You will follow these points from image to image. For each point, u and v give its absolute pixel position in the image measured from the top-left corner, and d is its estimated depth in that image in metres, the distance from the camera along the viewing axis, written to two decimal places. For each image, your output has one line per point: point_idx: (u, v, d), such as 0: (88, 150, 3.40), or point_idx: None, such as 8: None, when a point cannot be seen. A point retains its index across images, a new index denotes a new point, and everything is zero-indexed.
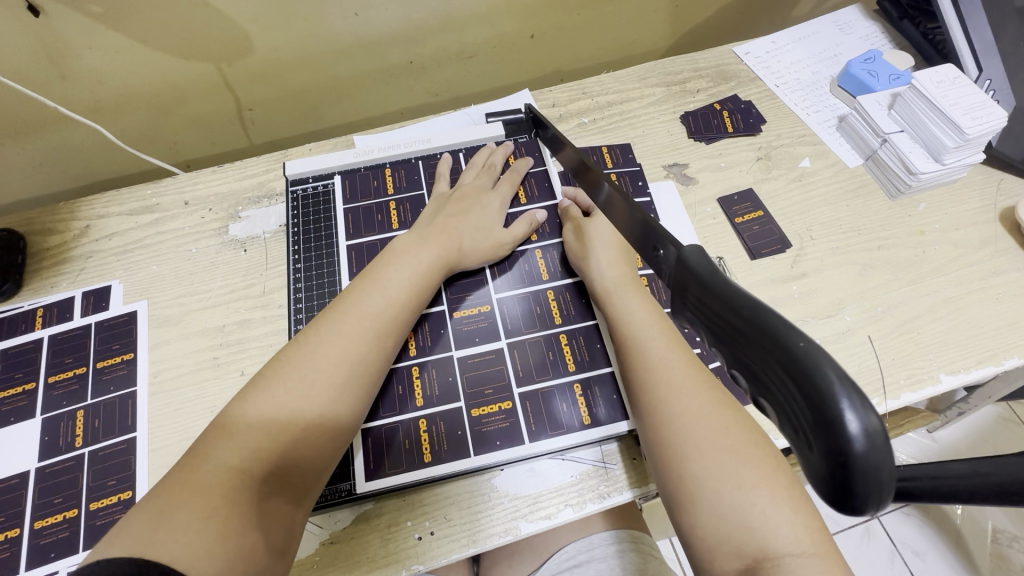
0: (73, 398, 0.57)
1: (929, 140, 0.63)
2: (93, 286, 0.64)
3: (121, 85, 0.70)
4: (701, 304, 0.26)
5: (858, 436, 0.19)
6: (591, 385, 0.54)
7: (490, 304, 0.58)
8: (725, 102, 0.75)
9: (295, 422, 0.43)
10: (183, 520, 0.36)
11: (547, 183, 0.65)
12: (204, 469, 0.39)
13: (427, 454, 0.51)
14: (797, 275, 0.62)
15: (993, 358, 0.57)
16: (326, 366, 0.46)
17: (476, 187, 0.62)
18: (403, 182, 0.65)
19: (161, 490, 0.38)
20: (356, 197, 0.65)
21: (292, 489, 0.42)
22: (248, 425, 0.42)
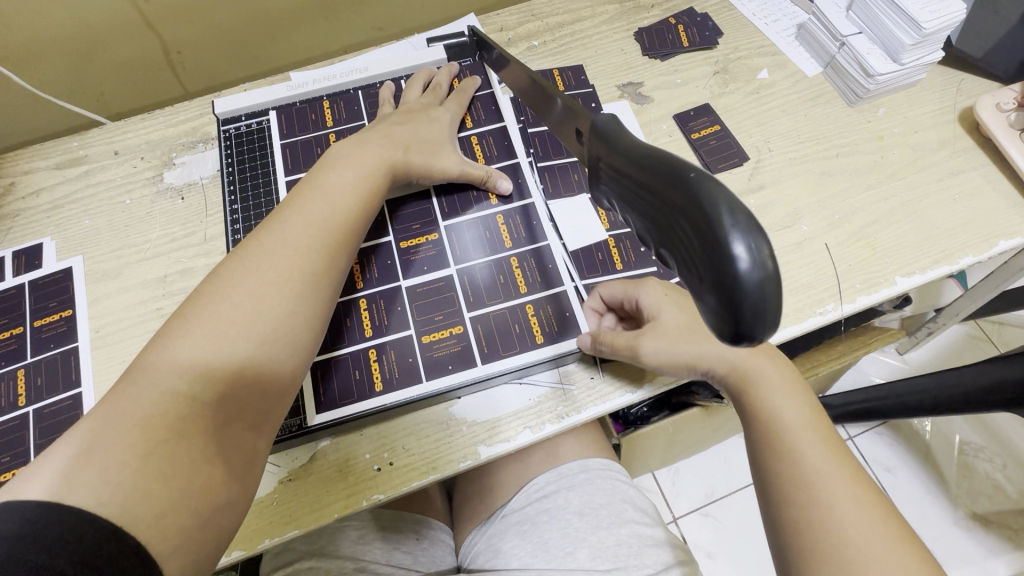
0: (13, 358, 0.54)
1: (887, 39, 0.61)
2: (24, 244, 0.60)
3: (28, 29, 0.64)
4: (615, 178, 0.28)
5: (749, 267, 0.22)
6: (545, 305, 0.53)
7: (438, 232, 0.56)
8: (680, 16, 0.71)
9: (237, 356, 0.40)
10: (116, 460, 0.34)
11: (494, 106, 0.62)
12: (136, 406, 0.36)
13: (378, 383, 0.50)
14: (755, 189, 0.60)
15: (948, 258, 0.56)
16: (265, 296, 0.42)
17: (422, 104, 0.59)
18: (342, 114, 0.62)
19: (90, 427, 0.35)
20: (293, 132, 0.61)
21: (251, 415, 0.41)
22: (192, 344, 0.39)
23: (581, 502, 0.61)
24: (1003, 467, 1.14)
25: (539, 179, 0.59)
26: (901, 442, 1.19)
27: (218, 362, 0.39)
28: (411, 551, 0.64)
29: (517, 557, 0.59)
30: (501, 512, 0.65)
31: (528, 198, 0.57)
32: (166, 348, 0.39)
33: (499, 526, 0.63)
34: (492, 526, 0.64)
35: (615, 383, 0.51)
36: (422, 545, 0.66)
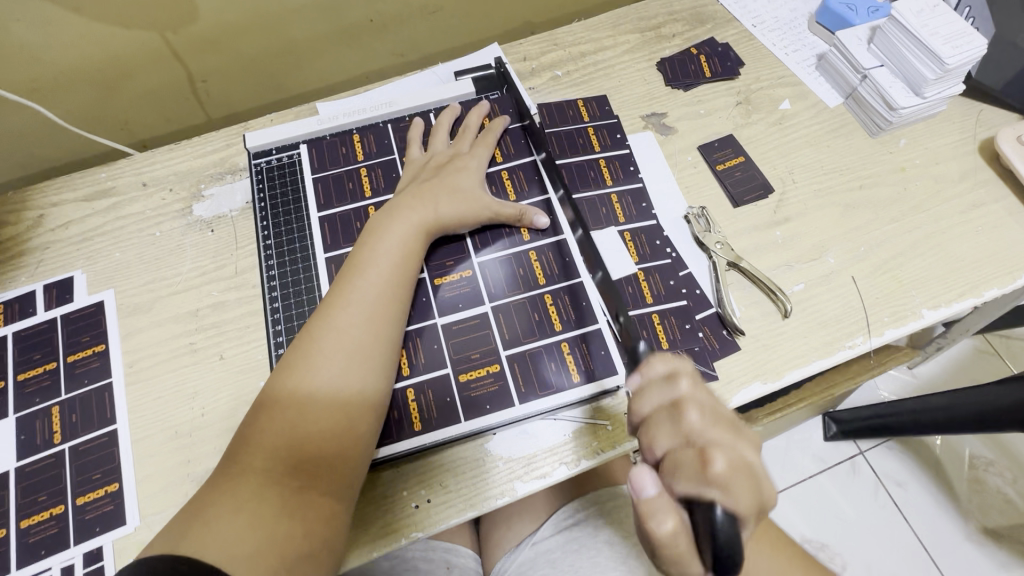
0: (47, 394, 0.55)
1: (909, 73, 0.62)
2: (55, 277, 0.60)
3: (58, 61, 0.65)
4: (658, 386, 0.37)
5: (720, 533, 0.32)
6: (579, 343, 0.53)
7: (471, 267, 0.56)
8: (702, 46, 0.72)
9: (307, 427, 0.44)
10: (218, 516, 0.40)
11: (523, 140, 0.63)
12: (230, 479, 0.42)
13: (417, 423, 0.51)
14: (780, 221, 0.61)
15: (973, 290, 0.57)
16: (326, 370, 0.46)
17: (449, 152, 0.60)
18: (372, 148, 0.63)
19: (203, 496, 0.42)
20: (325, 166, 0.62)
21: (325, 478, 0.43)
22: (269, 420, 0.45)
23: (611, 530, 0.62)
24: (1014, 483, 1.15)
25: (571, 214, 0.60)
26: (912, 456, 1.20)
27: (293, 436, 0.44)
28: None
29: None
30: (531, 540, 0.65)
31: (562, 232, 0.58)
32: (251, 427, 0.45)
33: (529, 554, 0.64)
34: (521, 554, 0.65)
35: None
36: (451, 573, 0.66)
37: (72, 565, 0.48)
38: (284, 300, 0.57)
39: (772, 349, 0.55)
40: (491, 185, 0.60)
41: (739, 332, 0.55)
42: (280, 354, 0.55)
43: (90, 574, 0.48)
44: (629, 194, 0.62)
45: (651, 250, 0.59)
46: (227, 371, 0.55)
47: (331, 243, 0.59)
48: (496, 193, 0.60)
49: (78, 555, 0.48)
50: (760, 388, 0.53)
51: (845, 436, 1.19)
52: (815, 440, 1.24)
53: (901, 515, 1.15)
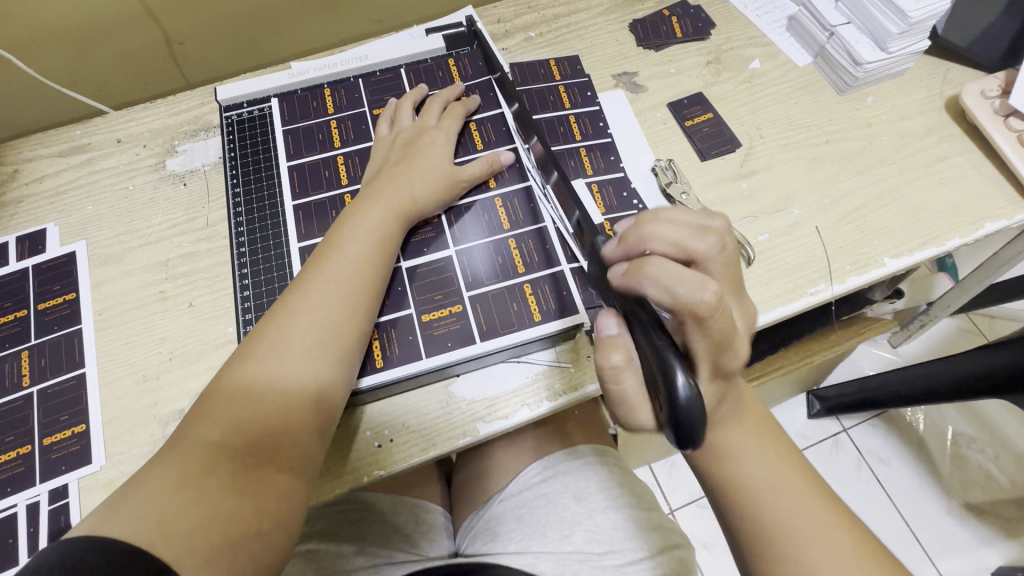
0: (17, 339, 0.55)
1: (875, 29, 0.63)
2: (27, 230, 0.61)
3: (32, 18, 0.65)
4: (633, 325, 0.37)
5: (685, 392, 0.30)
6: (541, 285, 0.54)
7: (438, 214, 0.57)
8: (674, 8, 0.73)
9: (267, 406, 0.43)
10: (158, 491, 0.38)
11: (492, 94, 0.63)
12: (183, 451, 0.40)
13: (379, 359, 0.51)
14: (746, 174, 0.62)
15: (935, 240, 0.58)
16: (293, 350, 0.45)
17: (418, 127, 0.58)
18: (342, 102, 0.63)
19: (144, 472, 0.40)
20: (295, 119, 0.63)
21: (280, 459, 0.42)
22: (227, 399, 0.43)
23: (578, 486, 0.62)
24: (995, 458, 1.16)
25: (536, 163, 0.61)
26: (894, 433, 1.20)
27: (252, 415, 0.42)
28: (409, 536, 0.64)
29: (515, 540, 0.59)
30: (499, 496, 0.65)
31: (528, 180, 0.59)
32: (213, 399, 0.43)
33: (498, 509, 0.64)
34: (490, 509, 0.65)
35: None
36: (420, 529, 0.66)
37: (37, 502, 0.49)
38: (252, 246, 0.57)
39: None
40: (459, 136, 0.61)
41: None
42: (246, 297, 0.56)
43: (55, 510, 0.48)
44: (597, 149, 0.63)
45: (618, 201, 0.60)
46: (196, 318, 0.56)
47: (299, 190, 0.59)
48: (464, 144, 0.61)
49: (43, 493, 0.49)
50: None
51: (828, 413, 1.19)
52: (798, 418, 1.24)
53: (884, 490, 1.15)
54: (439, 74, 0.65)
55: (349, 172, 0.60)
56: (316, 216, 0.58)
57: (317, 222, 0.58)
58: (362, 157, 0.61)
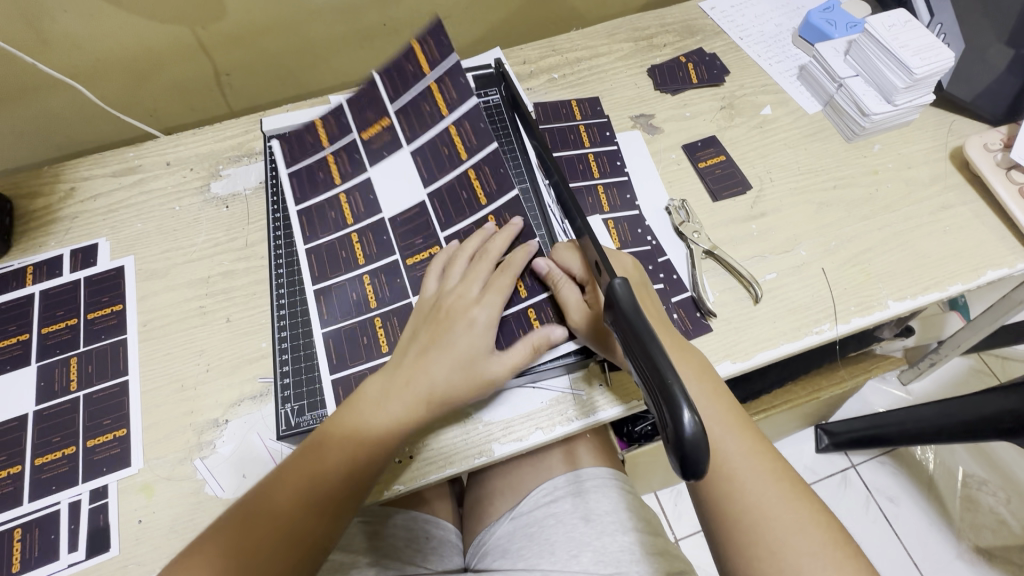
0: (67, 346, 0.59)
1: (882, 82, 0.66)
2: (81, 244, 0.66)
3: (97, 49, 0.71)
4: (631, 347, 0.38)
5: (690, 426, 0.32)
6: (541, 308, 0.56)
7: (438, 244, 0.61)
8: (690, 55, 0.77)
9: (256, 551, 0.44)
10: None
11: (463, 79, 0.61)
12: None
13: None
14: (756, 215, 0.65)
15: (938, 285, 0.60)
16: (298, 512, 0.46)
17: (465, 299, 0.53)
18: (334, 130, 0.66)
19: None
20: (297, 158, 0.66)
21: None
22: (244, 516, 0.46)
23: (586, 507, 0.64)
24: (1007, 502, 1.14)
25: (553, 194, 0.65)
26: (903, 471, 1.20)
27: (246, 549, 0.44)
28: (421, 551, 0.67)
29: (524, 557, 0.61)
30: (509, 515, 0.68)
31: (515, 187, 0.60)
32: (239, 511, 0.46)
33: (507, 528, 0.66)
34: (500, 527, 0.67)
35: (615, 391, 0.55)
36: (432, 544, 0.69)
37: (79, 500, 0.52)
38: (288, 269, 0.61)
39: (742, 331, 0.58)
40: (443, 147, 0.62)
41: (712, 314, 0.58)
42: (280, 314, 0.59)
43: (95, 509, 0.52)
44: (614, 186, 0.66)
45: (633, 237, 0.63)
46: (233, 332, 0.59)
47: (333, 211, 0.63)
48: (449, 155, 0.62)
49: (85, 492, 0.52)
50: (729, 366, 0.56)
51: (837, 448, 1.19)
52: (807, 452, 1.25)
53: (892, 529, 1.15)
54: (409, 69, 0.63)
55: (353, 211, 0.63)
56: (327, 258, 0.61)
57: (329, 264, 0.61)
58: (362, 191, 0.63)
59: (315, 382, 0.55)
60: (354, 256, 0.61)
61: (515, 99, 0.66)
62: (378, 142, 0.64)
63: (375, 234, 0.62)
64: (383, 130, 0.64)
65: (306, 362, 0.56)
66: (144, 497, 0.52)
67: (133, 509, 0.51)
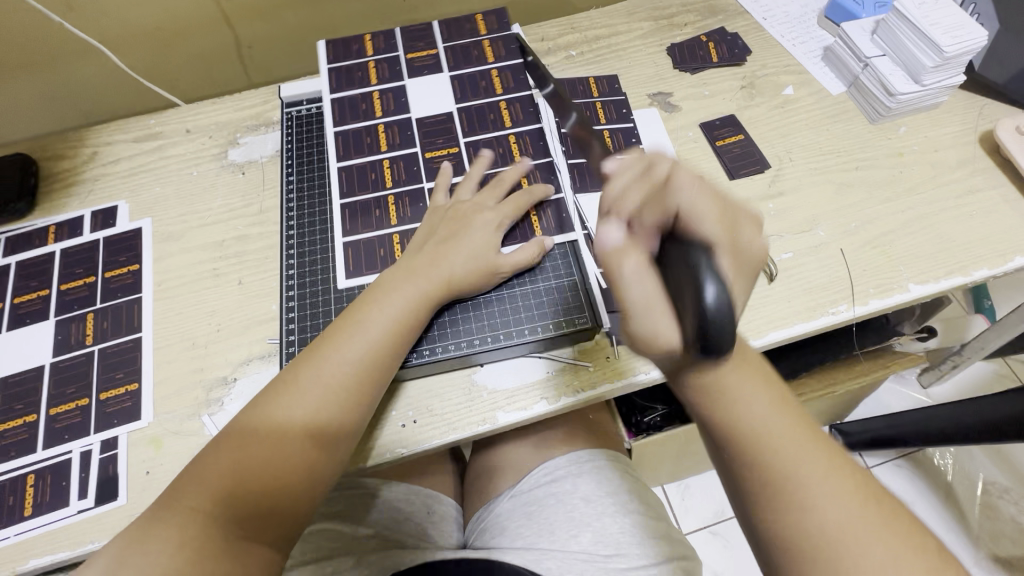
0: (84, 303, 0.61)
1: (909, 61, 0.64)
2: (101, 205, 0.67)
3: (124, 18, 0.72)
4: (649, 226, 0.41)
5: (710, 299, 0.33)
6: (544, 208, 0.60)
7: (457, 146, 0.64)
8: (711, 34, 0.76)
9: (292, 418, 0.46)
10: (205, 476, 0.44)
11: (514, 46, 0.70)
12: (215, 460, 0.44)
13: None
14: (774, 195, 0.63)
15: (962, 270, 0.58)
16: (317, 402, 0.47)
17: (474, 205, 0.58)
18: (381, 46, 0.70)
19: (209, 457, 0.45)
20: (342, 89, 0.68)
21: (273, 478, 0.44)
22: (283, 399, 0.47)
23: (586, 488, 0.63)
24: None
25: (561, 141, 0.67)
26: (920, 477, 1.17)
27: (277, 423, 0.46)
28: (422, 524, 0.67)
29: (522, 536, 0.60)
30: (510, 492, 0.67)
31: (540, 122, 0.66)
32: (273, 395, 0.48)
33: (507, 505, 0.66)
34: (501, 504, 0.66)
35: (626, 365, 0.55)
36: (432, 518, 0.69)
37: (90, 450, 0.53)
38: (301, 229, 0.62)
39: (755, 310, 0.57)
40: (482, 81, 0.68)
41: None
42: (288, 274, 0.60)
43: (105, 459, 0.53)
44: None
45: None
46: (243, 294, 0.60)
47: (344, 153, 0.64)
48: (485, 88, 0.67)
49: (96, 442, 0.53)
50: None
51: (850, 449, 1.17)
52: None
53: None
54: (467, 26, 0.71)
55: (388, 139, 0.65)
56: (353, 141, 0.65)
57: (357, 180, 0.63)
58: (395, 93, 0.67)
59: (328, 263, 0.60)
60: (378, 144, 0.64)
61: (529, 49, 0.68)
62: (421, 63, 0.69)
63: (401, 128, 0.65)
64: (429, 56, 0.69)
65: (319, 255, 0.61)
66: (153, 450, 0.53)
67: (142, 460, 0.52)
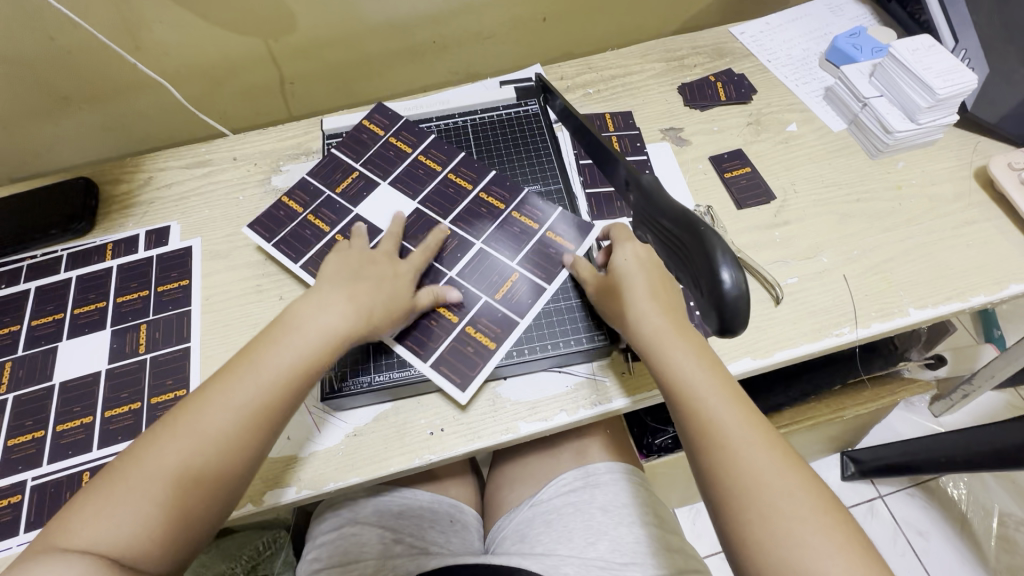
0: (139, 314, 0.66)
1: (905, 101, 0.69)
2: (155, 225, 0.73)
3: (183, 57, 0.80)
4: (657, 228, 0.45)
5: (729, 285, 0.38)
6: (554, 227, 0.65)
7: (448, 229, 0.66)
8: (719, 75, 0.82)
9: (203, 435, 0.46)
10: (145, 476, 0.44)
11: (416, 128, 0.74)
12: (153, 454, 0.45)
13: (489, 343, 0.58)
14: (780, 224, 0.68)
15: (960, 296, 0.61)
16: (207, 432, 0.46)
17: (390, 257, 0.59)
18: (304, 199, 0.70)
19: (151, 448, 0.45)
20: (275, 233, 0.68)
21: (187, 504, 0.44)
22: (225, 413, 0.47)
23: (603, 499, 0.66)
24: None
25: (580, 173, 0.73)
26: (934, 506, 1.17)
27: (212, 443, 0.46)
28: (444, 532, 0.70)
29: (542, 543, 0.63)
30: (529, 502, 0.70)
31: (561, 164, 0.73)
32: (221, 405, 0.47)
33: (527, 514, 0.69)
34: (520, 513, 0.69)
35: (641, 382, 0.58)
36: (455, 527, 0.71)
37: None
38: None
39: (762, 330, 0.60)
40: (418, 169, 0.71)
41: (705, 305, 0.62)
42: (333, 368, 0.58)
43: None
44: None
45: None
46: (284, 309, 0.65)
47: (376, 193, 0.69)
48: (425, 172, 0.70)
49: None
50: (749, 363, 0.58)
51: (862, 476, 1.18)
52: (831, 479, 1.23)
53: (921, 565, 1.11)
54: (363, 136, 0.74)
55: (325, 222, 0.68)
56: (296, 241, 0.67)
57: None
58: (326, 206, 0.69)
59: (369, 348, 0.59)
60: (320, 230, 0.67)
61: (547, 84, 0.73)
62: (353, 189, 0.69)
63: (331, 209, 0.68)
64: (354, 181, 0.70)
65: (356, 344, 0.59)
66: None
67: None
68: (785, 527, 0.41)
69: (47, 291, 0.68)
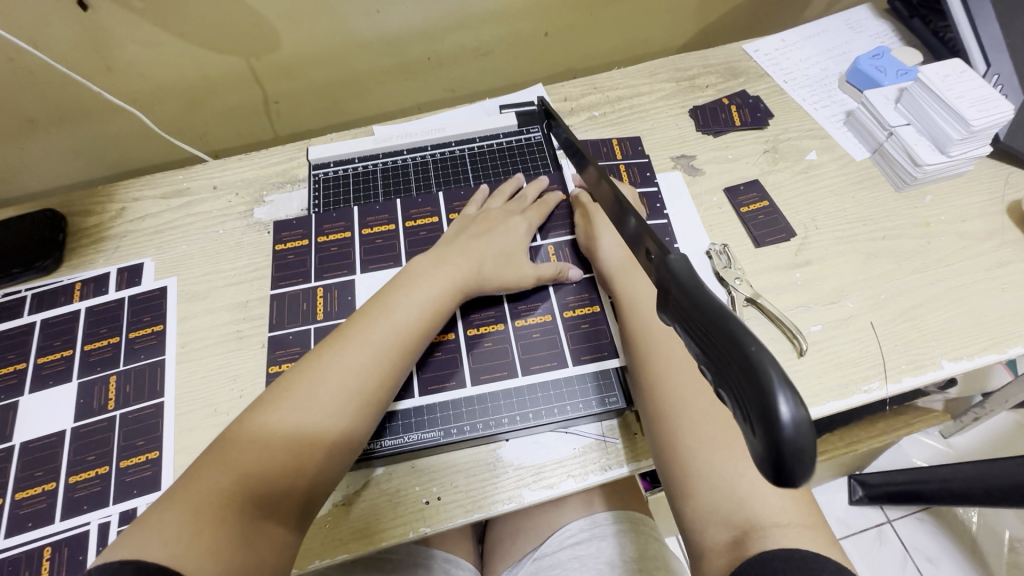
0: (108, 364, 0.60)
1: (935, 131, 0.64)
2: (128, 263, 0.67)
3: (157, 77, 0.74)
4: (680, 310, 0.30)
5: (788, 423, 0.23)
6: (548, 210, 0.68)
7: None
8: (733, 97, 0.77)
9: (294, 418, 0.46)
10: (220, 476, 0.42)
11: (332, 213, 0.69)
12: (234, 449, 0.44)
13: (593, 306, 0.61)
14: (801, 264, 0.63)
15: (997, 346, 0.57)
16: (300, 412, 0.46)
17: (503, 211, 0.64)
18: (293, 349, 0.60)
19: (220, 458, 0.43)
20: None
21: (269, 495, 0.43)
22: (314, 395, 0.47)
23: (611, 552, 0.61)
24: None
25: None
26: (943, 531, 1.14)
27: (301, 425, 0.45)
28: None
29: None
30: (533, 555, 0.66)
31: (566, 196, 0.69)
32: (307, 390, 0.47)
33: (530, 569, 0.64)
34: (523, 569, 0.65)
35: None
36: None
37: (109, 522, 0.52)
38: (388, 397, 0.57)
39: None
40: (377, 240, 0.66)
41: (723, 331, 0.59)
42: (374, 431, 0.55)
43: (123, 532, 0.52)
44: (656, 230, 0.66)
45: (642, 178, 0.70)
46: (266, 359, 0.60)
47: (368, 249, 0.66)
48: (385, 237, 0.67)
49: (115, 514, 0.52)
50: None
51: (871, 501, 1.13)
52: (839, 504, 1.19)
53: None
54: (291, 256, 0.66)
55: None
56: None
57: None
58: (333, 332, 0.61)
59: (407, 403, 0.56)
60: None
61: (551, 111, 0.70)
62: (336, 304, 0.62)
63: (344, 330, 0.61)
64: (329, 296, 0.63)
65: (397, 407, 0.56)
66: None
67: None
68: (712, 453, 0.46)
69: (9, 338, 0.63)
